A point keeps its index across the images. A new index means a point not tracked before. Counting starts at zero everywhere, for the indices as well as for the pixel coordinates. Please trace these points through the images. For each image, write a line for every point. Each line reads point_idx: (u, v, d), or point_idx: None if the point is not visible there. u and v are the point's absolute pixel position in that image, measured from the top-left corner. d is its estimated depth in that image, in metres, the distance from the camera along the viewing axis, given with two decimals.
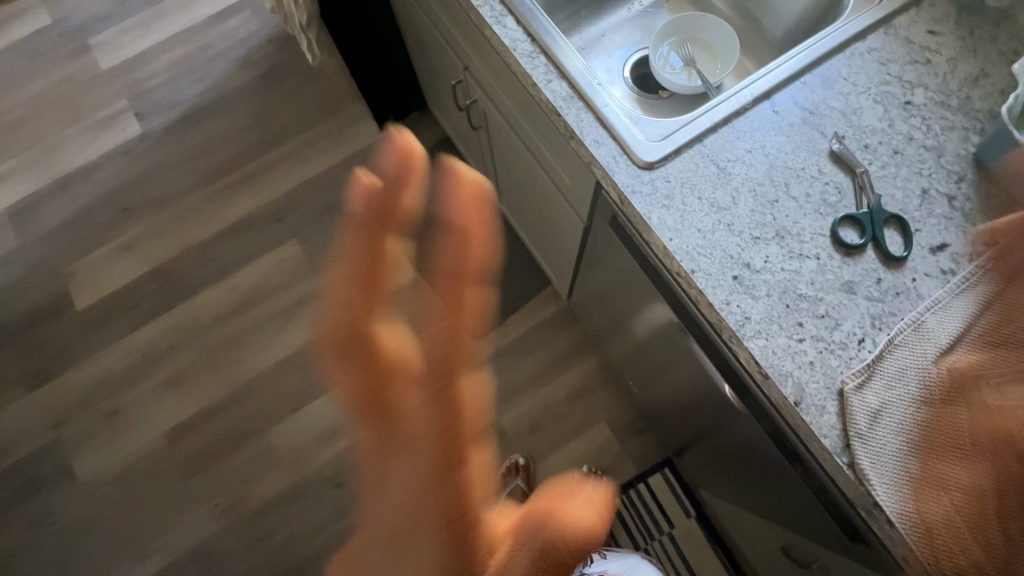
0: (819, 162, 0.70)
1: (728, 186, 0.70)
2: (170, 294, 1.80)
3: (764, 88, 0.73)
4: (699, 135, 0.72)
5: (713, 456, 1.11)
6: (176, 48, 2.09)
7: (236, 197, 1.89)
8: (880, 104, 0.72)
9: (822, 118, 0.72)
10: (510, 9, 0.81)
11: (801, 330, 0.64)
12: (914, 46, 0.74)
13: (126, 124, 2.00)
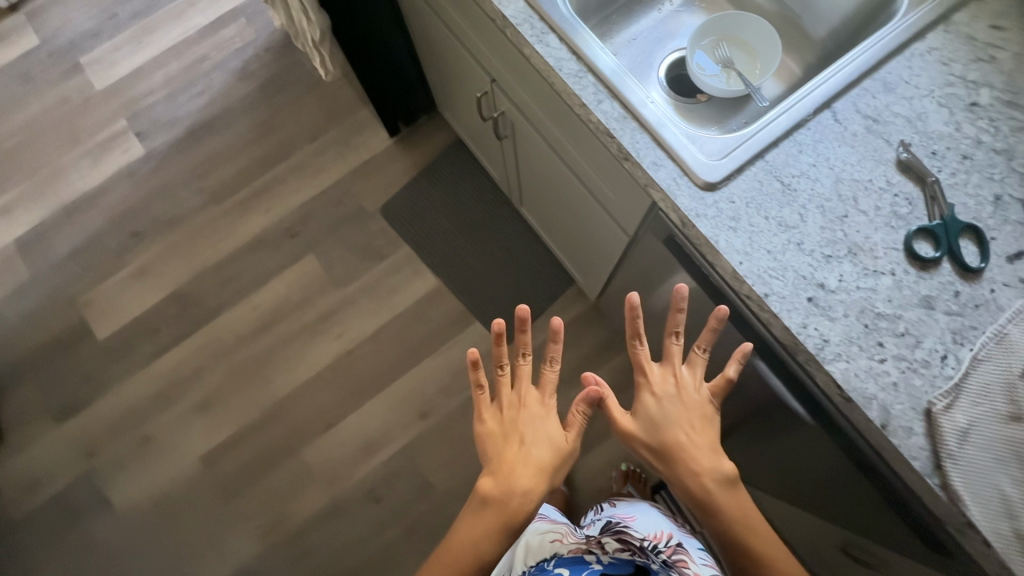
0: (886, 172, 0.68)
1: (795, 203, 0.68)
2: (190, 317, 1.78)
3: (823, 97, 0.71)
4: (761, 150, 0.70)
5: (742, 460, 1.09)
6: (171, 62, 2.03)
7: (248, 213, 1.85)
8: (945, 107, 0.70)
9: (885, 125, 0.70)
10: (551, 26, 0.77)
11: (881, 350, 0.63)
12: (975, 43, 0.72)
13: (127, 145, 1.95)
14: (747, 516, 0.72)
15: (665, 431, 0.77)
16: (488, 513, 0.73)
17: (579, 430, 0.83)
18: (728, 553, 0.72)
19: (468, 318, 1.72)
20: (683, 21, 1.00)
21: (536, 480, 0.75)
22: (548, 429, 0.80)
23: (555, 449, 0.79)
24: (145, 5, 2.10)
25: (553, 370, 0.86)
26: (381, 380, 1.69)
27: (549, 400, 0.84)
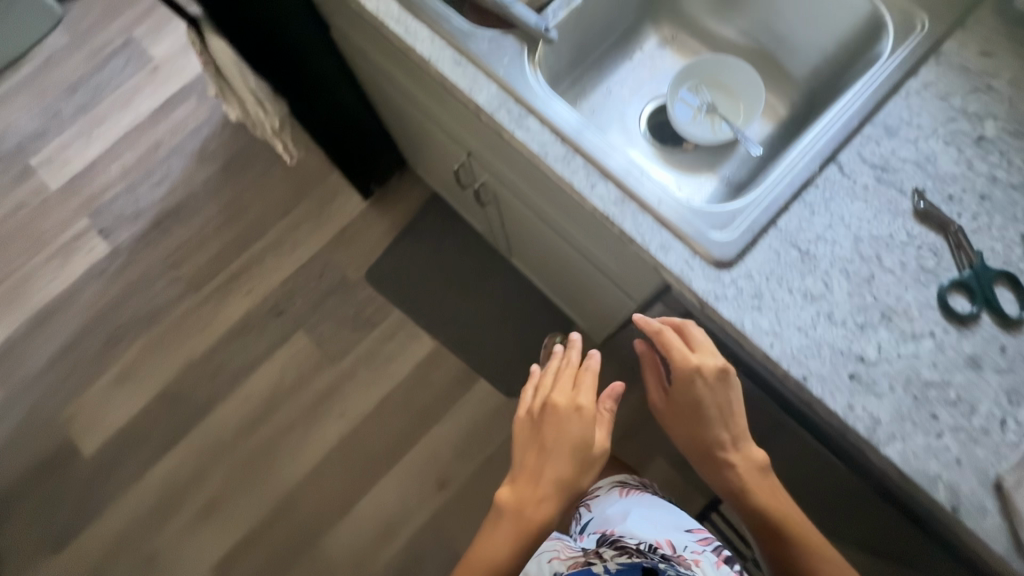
0: (905, 224, 0.65)
1: (817, 270, 0.64)
2: (183, 417, 1.69)
3: (826, 151, 0.67)
4: (771, 217, 0.66)
5: None
6: (126, 151, 1.95)
7: (227, 299, 1.77)
8: (952, 146, 0.67)
9: (895, 173, 0.67)
10: (529, 107, 0.73)
11: (936, 423, 0.58)
12: (970, 73, 0.69)
13: (92, 244, 1.86)
14: (785, 512, 0.69)
15: (696, 428, 0.71)
16: (502, 537, 0.69)
17: (607, 431, 0.75)
18: (767, 549, 0.70)
19: (472, 377, 1.65)
20: (655, 69, 0.96)
21: (553, 494, 0.70)
22: (574, 444, 0.70)
23: (579, 464, 0.70)
24: (91, 96, 2.02)
25: (587, 368, 0.74)
26: (391, 455, 1.61)
27: (579, 402, 0.72)
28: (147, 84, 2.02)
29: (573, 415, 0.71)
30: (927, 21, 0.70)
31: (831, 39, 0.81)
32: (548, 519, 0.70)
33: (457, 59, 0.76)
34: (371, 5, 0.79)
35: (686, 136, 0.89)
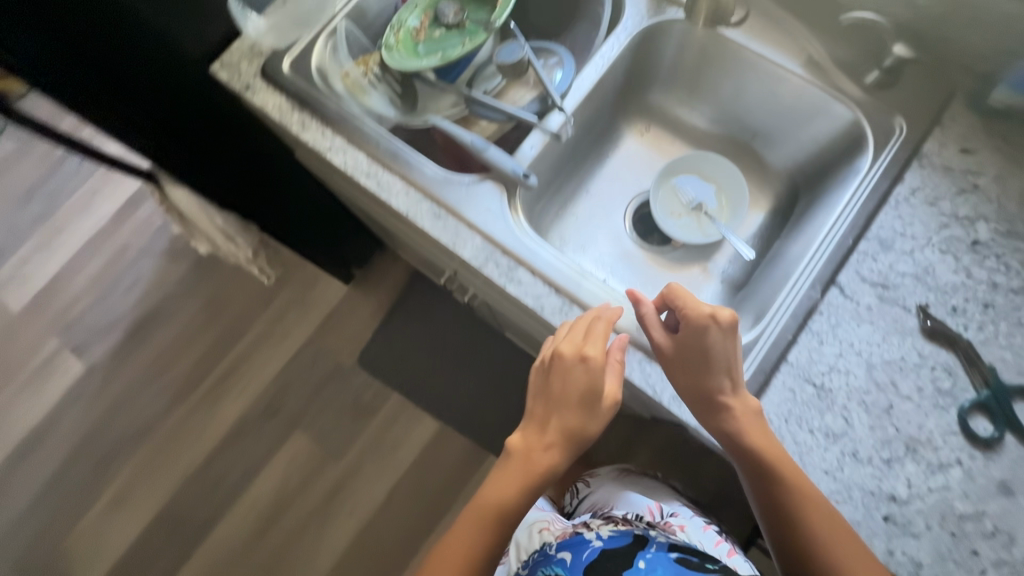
0: (915, 345, 0.64)
1: (835, 405, 0.63)
2: (187, 537, 1.62)
3: (825, 275, 0.66)
4: (780, 352, 0.64)
5: None
6: (89, 261, 1.87)
7: (217, 405, 1.71)
8: (949, 254, 0.66)
9: (896, 289, 0.66)
10: (518, 258, 0.70)
11: (978, 559, 0.57)
12: (955, 173, 0.69)
13: (66, 363, 1.77)
14: (806, 500, 0.58)
15: (704, 378, 0.62)
16: (499, 492, 0.63)
17: (619, 381, 0.63)
18: (778, 536, 0.61)
19: (480, 454, 1.61)
20: (626, 177, 0.94)
21: (557, 447, 0.63)
22: (579, 394, 0.61)
23: (584, 420, 0.62)
24: (45, 207, 1.94)
25: (598, 317, 0.64)
26: (408, 548, 1.57)
27: (587, 351, 0.62)
28: (103, 187, 1.94)
29: (580, 369, 0.62)
30: (905, 128, 0.70)
31: (810, 138, 0.80)
32: (552, 467, 0.63)
33: (436, 212, 0.73)
34: (339, 160, 0.76)
35: (673, 237, 0.87)
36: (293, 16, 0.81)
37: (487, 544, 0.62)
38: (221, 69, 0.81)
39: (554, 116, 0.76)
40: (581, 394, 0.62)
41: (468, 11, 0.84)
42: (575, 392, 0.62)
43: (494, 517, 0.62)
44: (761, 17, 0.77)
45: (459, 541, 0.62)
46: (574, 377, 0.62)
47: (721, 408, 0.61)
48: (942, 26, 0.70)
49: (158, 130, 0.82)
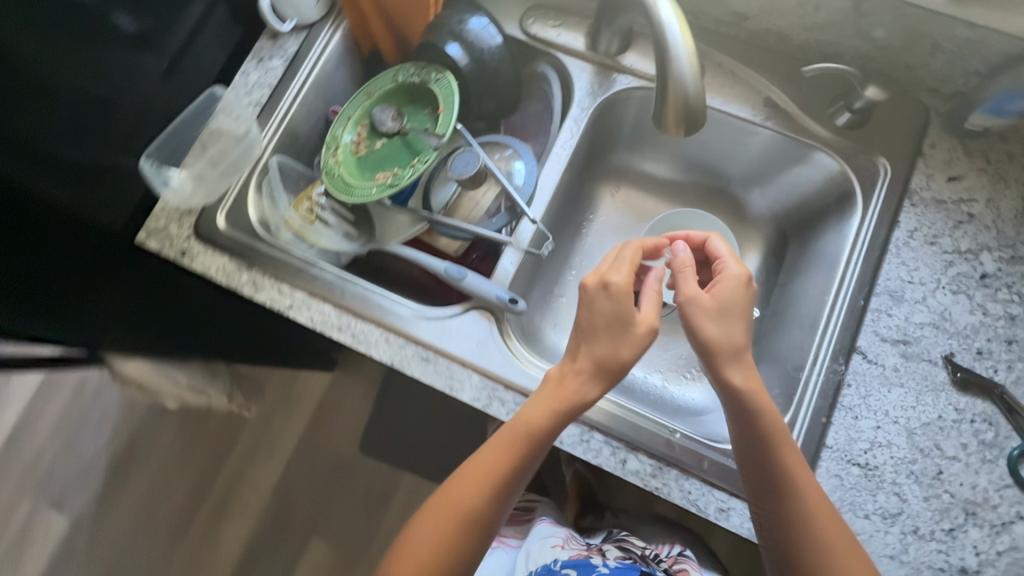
0: (949, 399, 0.61)
1: (884, 483, 0.60)
2: None
3: (843, 343, 0.63)
4: (818, 438, 0.61)
5: None
6: (43, 411, 1.72)
7: (220, 535, 1.59)
8: (960, 294, 0.64)
9: (917, 343, 0.63)
10: (523, 391, 0.64)
11: None
12: (946, 206, 0.66)
13: (43, 528, 1.62)
14: (794, 465, 0.55)
15: (727, 326, 0.57)
16: (516, 423, 0.57)
17: (655, 313, 0.59)
18: (763, 495, 0.56)
19: None
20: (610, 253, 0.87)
21: (586, 386, 0.56)
22: (612, 315, 0.56)
23: (617, 347, 0.56)
24: None
25: (637, 249, 0.61)
26: None
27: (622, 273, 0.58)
28: None
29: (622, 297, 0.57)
30: (887, 170, 0.67)
31: (790, 184, 0.76)
32: (582, 398, 0.56)
33: (423, 355, 0.66)
34: (303, 317, 0.68)
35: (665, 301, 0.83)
36: (216, 162, 0.73)
37: (500, 484, 0.56)
38: (148, 238, 0.72)
39: (524, 226, 0.71)
40: (610, 321, 0.56)
41: (406, 115, 0.77)
42: (612, 324, 0.56)
43: (511, 446, 0.56)
44: (717, 69, 0.73)
45: (472, 472, 0.57)
46: (615, 306, 0.57)
47: (730, 363, 0.56)
48: (904, 55, 0.66)
49: (66, 320, 0.71)
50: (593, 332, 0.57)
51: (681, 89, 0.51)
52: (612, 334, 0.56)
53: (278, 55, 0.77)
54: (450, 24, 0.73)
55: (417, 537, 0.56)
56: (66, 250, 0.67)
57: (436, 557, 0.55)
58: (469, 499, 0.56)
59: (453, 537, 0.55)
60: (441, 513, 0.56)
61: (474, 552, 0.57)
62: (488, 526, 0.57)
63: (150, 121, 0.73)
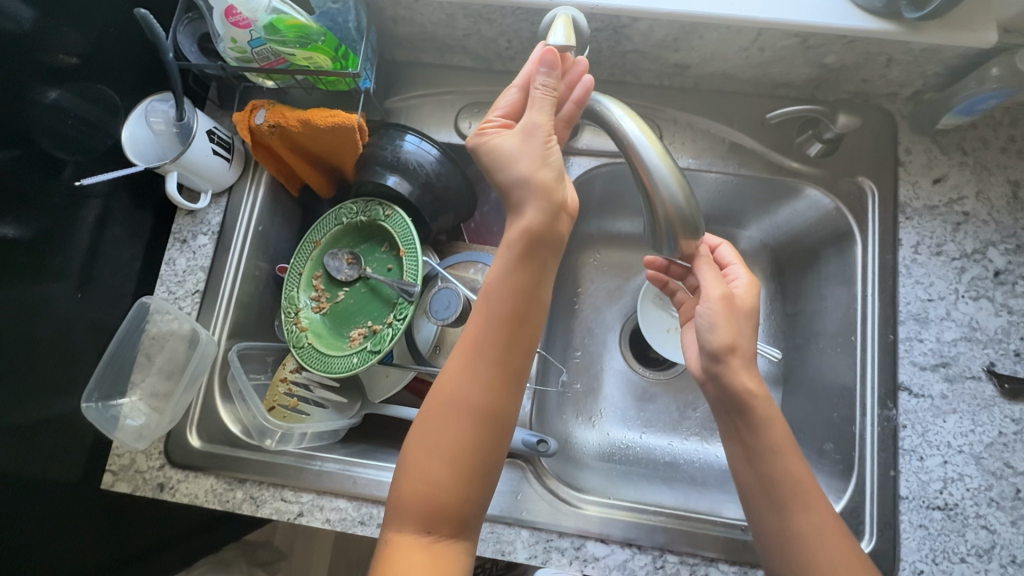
0: (1004, 412, 0.59)
1: (969, 519, 0.57)
2: None
3: (883, 384, 0.61)
4: (889, 491, 0.58)
5: None
6: None
7: None
8: (981, 300, 0.61)
9: (955, 361, 0.60)
10: (577, 532, 0.59)
11: None
12: (940, 210, 0.64)
13: None
14: (796, 474, 0.50)
15: (733, 325, 0.50)
16: (489, 298, 0.50)
17: (549, 124, 0.49)
18: (745, 472, 0.52)
19: None
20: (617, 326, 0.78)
21: (525, 252, 0.50)
22: (485, 155, 0.50)
23: (507, 164, 0.49)
24: None
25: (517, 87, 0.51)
26: None
27: (492, 121, 0.52)
28: None
29: (509, 149, 0.49)
30: (872, 190, 0.65)
31: (775, 215, 0.73)
32: (536, 247, 0.50)
33: None
34: (316, 521, 0.61)
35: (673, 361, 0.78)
36: (168, 374, 0.65)
37: (495, 366, 0.49)
38: (116, 479, 0.63)
39: None
40: (519, 175, 0.49)
41: (361, 255, 0.70)
42: (522, 174, 0.49)
43: (486, 321, 0.49)
44: (674, 124, 0.69)
45: (457, 357, 0.50)
46: (503, 161, 0.49)
47: (741, 365, 0.50)
48: (860, 70, 0.62)
49: None
50: (516, 194, 0.50)
51: (671, 203, 0.47)
52: (516, 176, 0.49)
53: (203, 231, 0.69)
54: (383, 152, 0.65)
55: (419, 450, 0.47)
56: (9, 535, 0.57)
57: (442, 458, 0.47)
58: (462, 391, 0.48)
59: (458, 435, 0.47)
60: (434, 409, 0.48)
61: (486, 451, 0.48)
62: (491, 414, 0.48)
63: (80, 352, 0.64)
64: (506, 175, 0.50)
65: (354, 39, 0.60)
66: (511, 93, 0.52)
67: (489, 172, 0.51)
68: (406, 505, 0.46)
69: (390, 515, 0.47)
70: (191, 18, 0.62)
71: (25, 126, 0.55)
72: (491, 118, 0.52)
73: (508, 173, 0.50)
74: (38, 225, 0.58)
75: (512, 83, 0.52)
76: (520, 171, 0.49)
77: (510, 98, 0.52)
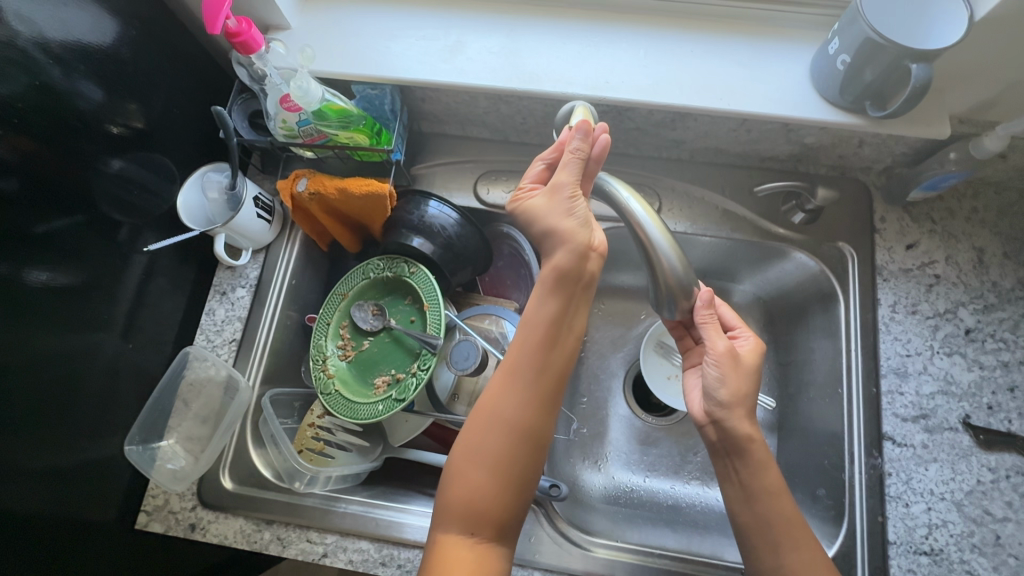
0: (981, 461, 0.64)
1: (954, 564, 0.61)
2: None
3: (868, 434, 0.66)
4: (878, 536, 0.62)
5: None
6: None
7: None
8: (954, 355, 0.67)
9: (934, 413, 0.65)
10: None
11: None
12: (913, 272, 0.70)
13: None
14: (786, 515, 0.55)
15: (739, 377, 0.56)
16: (528, 324, 0.56)
17: (575, 180, 0.55)
18: (742, 512, 0.56)
19: None
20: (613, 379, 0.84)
21: (558, 284, 0.56)
22: (520, 214, 0.58)
23: (538, 219, 0.56)
24: None
25: (545, 157, 0.59)
26: None
27: (527, 186, 0.59)
28: None
29: (541, 202, 0.56)
30: (852, 254, 0.72)
31: (766, 273, 0.80)
32: (567, 283, 0.55)
33: None
34: (339, 562, 0.64)
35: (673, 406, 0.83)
36: (204, 418, 0.69)
37: (533, 385, 0.54)
38: (151, 520, 0.68)
39: None
40: (551, 222, 0.56)
41: (386, 307, 0.75)
42: (554, 220, 0.56)
43: (523, 346, 0.55)
44: (672, 192, 0.76)
45: (497, 378, 0.56)
46: (537, 215, 0.56)
47: (743, 413, 0.55)
48: (835, 149, 0.70)
49: None
50: (550, 239, 0.56)
51: (673, 274, 0.54)
52: (548, 224, 0.56)
53: (241, 284, 0.75)
54: (410, 216, 0.72)
55: (464, 460, 0.53)
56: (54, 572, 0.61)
57: (484, 468, 0.52)
58: (503, 407, 0.54)
59: (499, 447, 0.52)
60: (476, 425, 0.54)
61: (523, 465, 0.53)
62: (527, 431, 0.53)
63: (124, 395, 0.68)
64: (540, 226, 0.56)
65: (389, 118, 0.69)
66: (540, 162, 0.59)
67: (525, 226, 0.58)
68: (453, 510, 0.52)
69: (436, 519, 0.52)
70: (245, 99, 0.70)
71: (90, 193, 0.62)
72: (525, 185, 0.59)
73: (541, 223, 0.56)
74: (96, 280, 0.64)
75: (541, 155, 0.59)
76: (552, 221, 0.55)
77: (540, 167, 0.59)
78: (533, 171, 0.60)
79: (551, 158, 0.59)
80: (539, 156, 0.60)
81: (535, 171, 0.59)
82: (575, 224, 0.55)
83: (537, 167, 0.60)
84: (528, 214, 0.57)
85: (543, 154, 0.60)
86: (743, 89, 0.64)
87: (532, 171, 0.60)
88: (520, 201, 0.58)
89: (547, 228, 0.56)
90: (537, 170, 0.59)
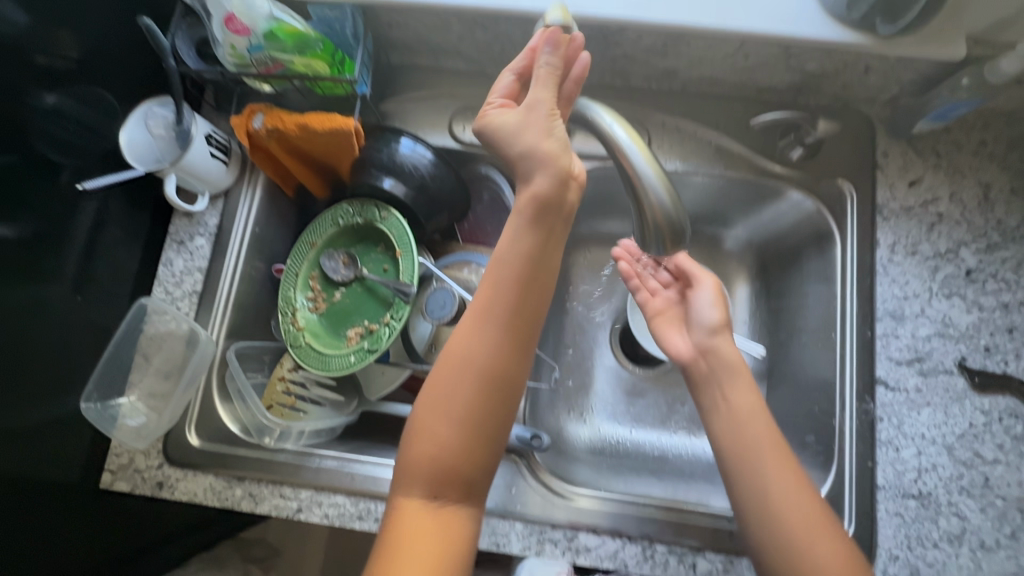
0: (974, 404, 0.62)
1: (942, 507, 0.59)
2: None
3: (861, 379, 0.64)
4: (867, 480, 0.61)
5: None
6: None
7: None
8: (953, 297, 0.64)
9: (929, 356, 0.63)
10: (569, 524, 0.61)
11: None
12: (915, 210, 0.66)
13: None
14: (763, 438, 0.52)
15: (721, 309, 0.57)
16: (500, 267, 0.52)
17: (551, 100, 0.50)
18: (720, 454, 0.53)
19: None
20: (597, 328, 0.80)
21: (534, 223, 0.51)
22: (489, 134, 0.52)
23: (510, 141, 0.51)
24: None
25: (516, 71, 0.53)
26: None
27: (496, 102, 0.53)
28: None
29: (517, 121, 0.51)
30: (850, 191, 0.68)
31: (759, 215, 0.76)
32: (541, 222, 0.51)
33: None
34: (314, 516, 0.62)
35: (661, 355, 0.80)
36: (166, 374, 0.66)
37: (507, 330, 0.51)
38: (116, 479, 0.64)
39: None
40: (529, 149, 0.50)
41: (357, 257, 0.71)
42: (533, 150, 0.50)
43: (495, 292, 0.51)
44: (662, 127, 0.71)
45: (465, 327, 0.51)
46: (513, 139, 0.51)
47: (721, 378, 0.54)
48: (838, 77, 0.65)
49: None
50: (527, 174, 0.51)
51: (661, 209, 0.49)
52: (524, 147, 0.50)
53: (199, 233, 0.70)
54: (379, 156, 0.67)
55: (429, 414, 0.49)
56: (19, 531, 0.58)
57: (451, 423, 0.49)
58: (474, 357, 0.50)
59: (467, 401, 0.49)
60: (442, 377, 0.50)
61: (491, 420, 0.50)
62: (496, 384, 0.50)
63: (79, 349, 0.64)
64: (516, 147, 0.51)
65: (352, 45, 0.62)
66: (508, 77, 0.53)
67: (497, 148, 0.52)
68: (417, 468, 0.49)
69: (398, 479, 0.49)
70: (189, 23, 0.63)
71: (21, 131, 0.55)
72: (493, 100, 0.53)
73: (516, 144, 0.51)
74: (40, 228, 0.58)
75: (510, 69, 0.53)
76: (528, 143, 0.50)
77: (510, 83, 0.53)
78: (500, 86, 0.53)
79: (520, 71, 0.53)
80: (508, 69, 0.54)
81: (504, 85, 0.53)
82: (555, 151, 0.51)
83: (506, 80, 0.53)
84: (501, 137, 0.51)
85: (512, 66, 0.54)
86: (742, 5, 0.58)
87: (499, 85, 0.53)
88: (491, 119, 0.52)
89: (524, 153, 0.51)
90: (504, 86, 0.53)
